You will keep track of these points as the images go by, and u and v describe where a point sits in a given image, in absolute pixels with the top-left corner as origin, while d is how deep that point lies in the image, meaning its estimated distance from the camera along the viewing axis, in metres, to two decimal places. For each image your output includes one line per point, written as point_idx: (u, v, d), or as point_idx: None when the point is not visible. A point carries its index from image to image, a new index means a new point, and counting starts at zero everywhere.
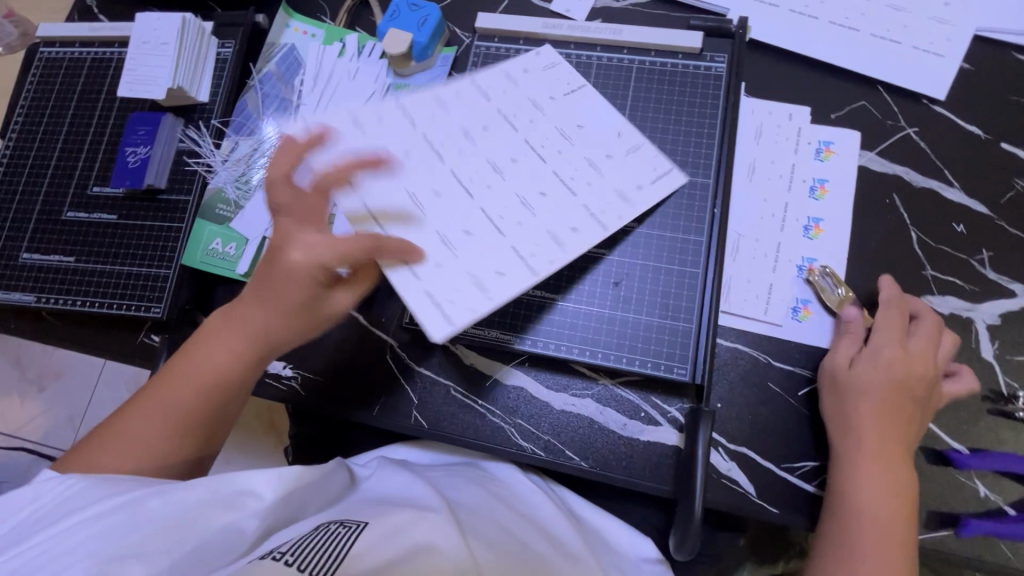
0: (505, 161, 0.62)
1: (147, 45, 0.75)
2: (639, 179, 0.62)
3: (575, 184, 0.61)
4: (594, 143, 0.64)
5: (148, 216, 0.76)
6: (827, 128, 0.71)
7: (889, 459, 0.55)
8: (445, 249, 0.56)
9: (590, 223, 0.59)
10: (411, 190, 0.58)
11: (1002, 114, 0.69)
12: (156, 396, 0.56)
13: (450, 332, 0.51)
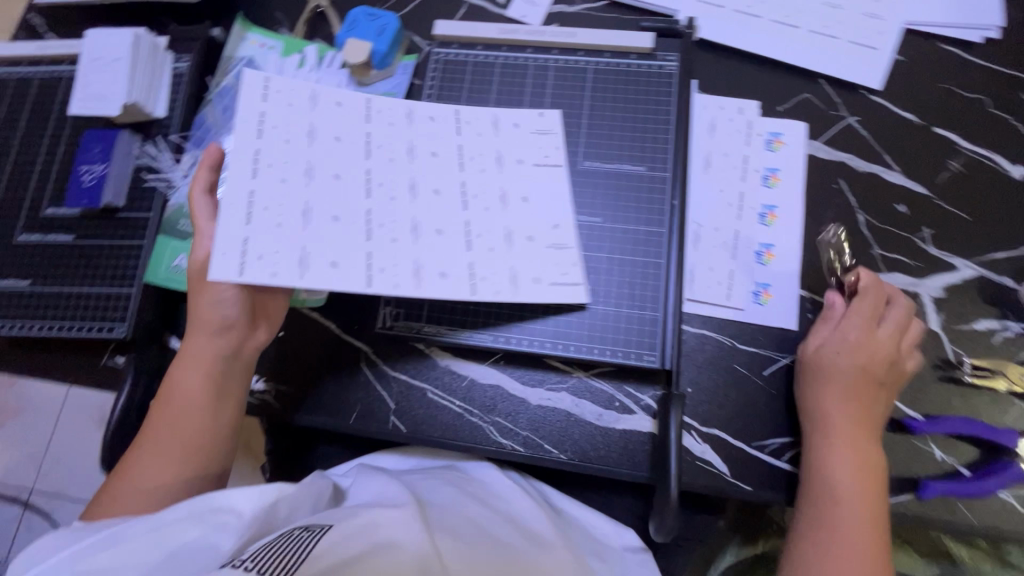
0: (427, 194, 0.63)
1: (100, 61, 0.73)
2: (546, 274, 0.63)
3: (474, 237, 0.62)
4: (524, 217, 0.65)
5: (107, 235, 0.74)
6: (776, 121, 0.74)
7: (851, 439, 0.58)
8: (304, 218, 0.58)
9: (459, 280, 0.60)
10: (315, 163, 0.60)
11: (933, 101, 0.74)
12: (157, 434, 0.59)
13: (233, 278, 0.54)
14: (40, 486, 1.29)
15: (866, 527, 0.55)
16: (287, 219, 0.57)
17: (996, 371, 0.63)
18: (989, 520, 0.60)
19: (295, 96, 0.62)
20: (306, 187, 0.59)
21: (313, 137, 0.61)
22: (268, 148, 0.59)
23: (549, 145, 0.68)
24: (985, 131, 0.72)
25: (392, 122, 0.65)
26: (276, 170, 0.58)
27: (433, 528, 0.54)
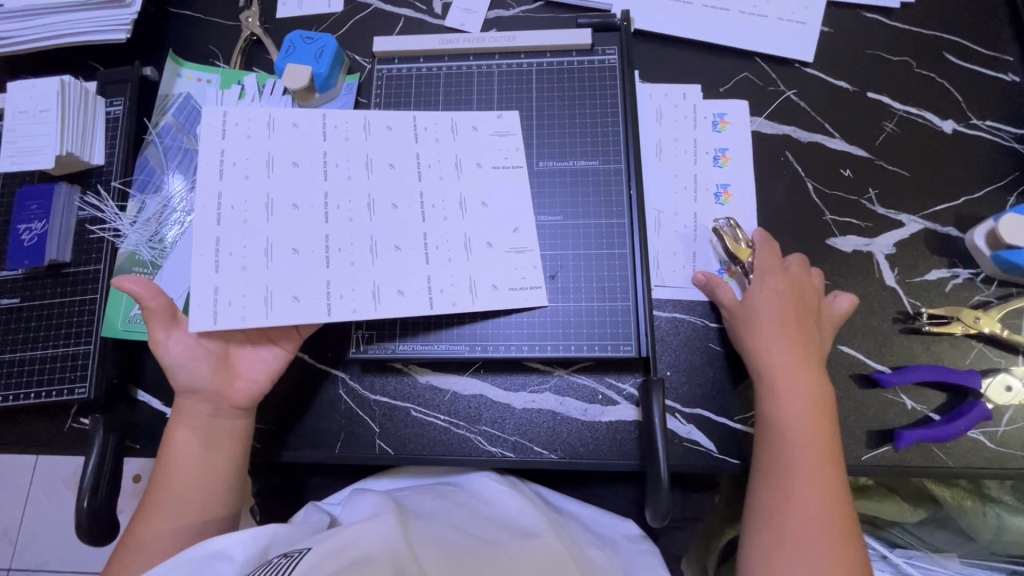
0: (385, 208, 0.64)
1: (25, 113, 0.69)
2: (505, 279, 0.65)
3: (431, 250, 0.64)
4: (480, 223, 0.66)
5: (55, 293, 0.71)
6: (718, 101, 0.76)
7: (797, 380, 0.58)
8: (266, 256, 0.59)
9: (418, 293, 0.62)
10: (274, 197, 0.61)
11: (863, 68, 0.77)
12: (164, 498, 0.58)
13: (206, 327, 0.56)
14: (17, 563, 1.25)
15: (823, 466, 0.54)
16: (249, 260, 0.59)
17: (952, 317, 0.66)
18: (963, 459, 0.63)
19: (252, 126, 0.63)
20: (267, 222, 0.60)
21: (270, 167, 0.62)
22: (229, 191, 0.60)
23: (507, 143, 0.70)
24: (914, 91, 0.76)
25: (348, 134, 0.65)
26: (237, 211, 0.60)
27: (416, 542, 0.54)
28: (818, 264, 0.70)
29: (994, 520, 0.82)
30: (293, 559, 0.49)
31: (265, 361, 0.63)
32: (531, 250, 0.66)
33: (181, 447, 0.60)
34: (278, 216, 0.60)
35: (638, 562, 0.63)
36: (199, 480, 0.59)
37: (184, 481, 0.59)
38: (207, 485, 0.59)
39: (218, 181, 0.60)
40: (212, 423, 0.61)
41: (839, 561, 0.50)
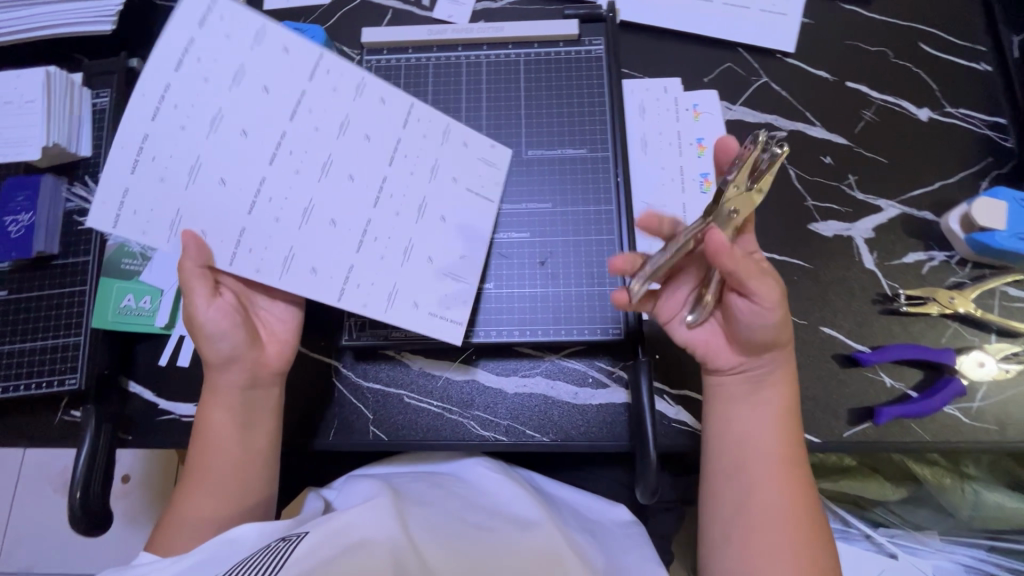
0: (339, 178, 0.60)
1: (11, 104, 0.68)
2: (432, 299, 0.63)
3: (368, 240, 0.61)
4: (426, 232, 0.63)
5: (44, 285, 0.70)
6: (699, 92, 0.78)
7: (779, 385, 0.58)
8: (191, 175, 0.56)
9: (331, 279, 0.60)
10: (225, 113, 0.56)
11: (842, 58, 0.79)
12: (200, 476, 0.59)
13: (108, 228, 0.54)
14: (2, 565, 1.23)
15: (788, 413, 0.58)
16: (175, 174, 0.55)
17: (928, 298, 0.68)
18: (940, 435, 0.65)
19: (236, 27, 0.56)
20: (205, 136, 0.56)
21: (237, 81, 0.56)
22: (177, 87, 0.55)
23: (491, 171, 0.67)
24: (891, 81, 0.78)
25: (338, 87, 0.60)
26: (178, 113, 0.55)
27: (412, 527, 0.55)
28: (801, 249, 0.72)
29: (972, 496, 0.85)
30: (292, 541, 0.50)
31: (285, 319, 0.64)
32: (467, 281, 0.65)
33: (215, 421, 0.60)
34: (221, 135, 0.56)
35: (626, 543, 0.65)
36: (235, 454, 0.60)
37: (214, 458, 0.59)
38: (245, 459, 0.60)
39: (170, 74, 0.55)
40: (246, 395, 0.61)
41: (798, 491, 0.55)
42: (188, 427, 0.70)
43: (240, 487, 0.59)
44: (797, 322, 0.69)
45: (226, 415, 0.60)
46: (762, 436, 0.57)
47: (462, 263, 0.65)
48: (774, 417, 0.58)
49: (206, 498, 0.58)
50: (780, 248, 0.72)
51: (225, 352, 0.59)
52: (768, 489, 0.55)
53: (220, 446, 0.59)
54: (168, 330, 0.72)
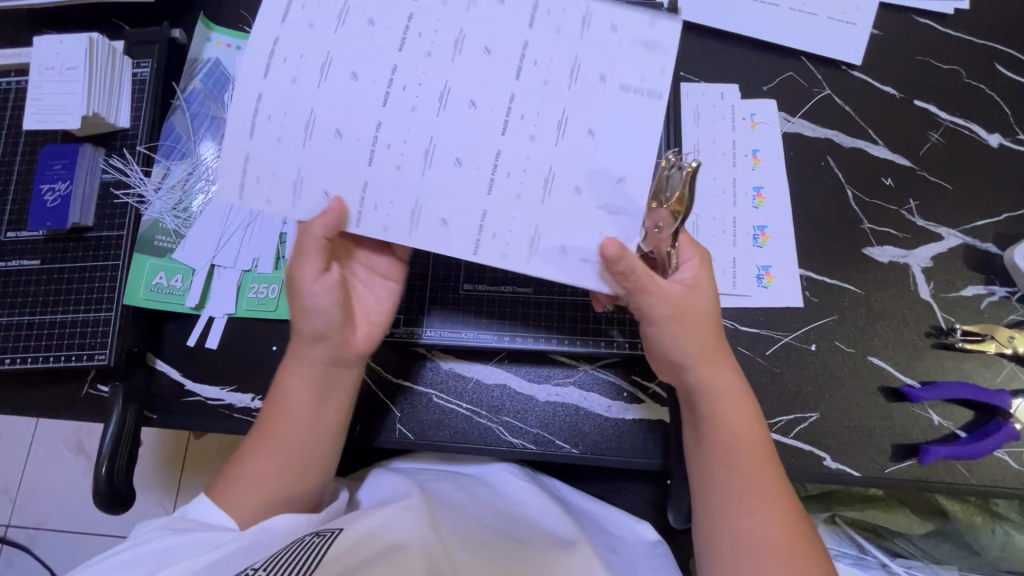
0: (459, 105, 0.49)
1: (52, 70, 0.68)
2: (585, 244, 0.49)
3: (501, 175, 0.49)
4: (572, 155, 0.48)
5: (77, 257, 0.69)
6: (757, 101, 0.74)
7: (725, 396, 0.55)
8: (305, 131, 0.49)
9: (465, 232, 0.50)
10: (335, 57, 0.49)
11: (912, 75, 0.74)
12: (267, 440, 0.58)
13: (229, 201, 0.51)
14: (16, 520, 1.25)
15: (754, 432, 0.55)
16: (289, 131, 0.49)
17: (987, 335, 0.65)
18: (985, 478, 0.63)
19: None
20: (317, 86, 0.49)
21: (343, 23, 0.49)
22: (289, 40, 0.49)
23: (649, 56, 0.47)
24: (962, 102, 0.74)
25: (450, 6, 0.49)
26: (288, 66, 0.49)
27: (443, 532, 0.54)
28: (854, 274, 0.69)
29: (1001, 537, 0.83)
30: (326, 538, 0.49)
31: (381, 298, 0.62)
32: (632, 214, 0.48)
33: (296, 391, 0.58)
34: (332, 85, 0.49)
35: (650, 563, 0.63)
36: (312, 429, 0.59)
37: (290, 435, 0.58)
38: (320, 436, 0.59)
39: (286, 26, 0.49)
40: (331, 373, 0.59)
41: (783, 517, 0.51)
42: (214, 411, 0.69)
43: (311, 462, 0.59)
44: (844, 349, 0.67)
45: (311, 391, 0.58)
46: (719, 464, 0.54)
47: (619, 190, 0.48)
48: (734, 432, 0.54)
49: (274, 467, 0.57)
50: (831, 271, 0.69)
51: (320, 327, 0.57)
52: (738, 508, 0.52)
53: (297, 422, 0.58)
54: (197, 310, 0.71)
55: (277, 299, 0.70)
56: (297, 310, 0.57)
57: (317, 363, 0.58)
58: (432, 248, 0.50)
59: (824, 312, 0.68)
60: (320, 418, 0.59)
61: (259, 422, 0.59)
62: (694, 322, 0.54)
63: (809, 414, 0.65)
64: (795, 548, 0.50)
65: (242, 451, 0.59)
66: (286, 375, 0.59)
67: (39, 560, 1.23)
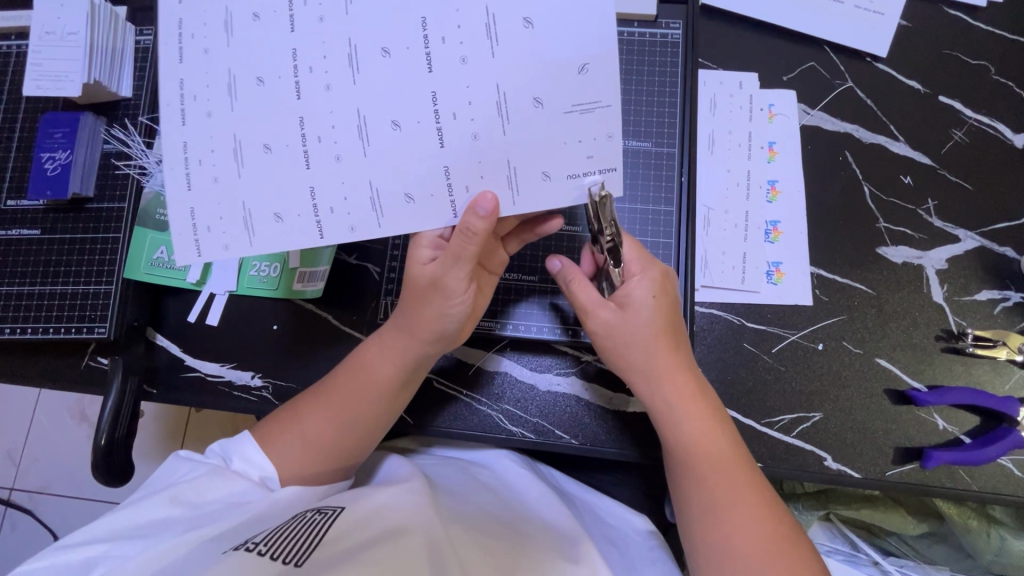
0: (373, 58, 0.46)
1: (53, 35, 0.65)
2: (566, 164, 0.48)
3: (448, 119, 0.47)
4: (516, 66, 0.46)
5: (78, 228, 0.69)
6: (776, 91, 0.72)
7: (680, 404, 0.56)
8: (235, 160, 0.47)
9: (434, 196, 0.48)
10: (237, 73, 0.46)
11: (939, 69, 0.72)
12: (334, 403, 0.58)
13: (193, 259, 0.48)
14: (19, 484, 1.26)
15: (715, 433, 0.55)
16: (222, 167, 0.47)
17: (998, 341, 0.64)
18: (985, 484, 0.62)
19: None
20: (231, 110, 0.46)
21: (231, 31, 0.46)
22: (192, 76, 0.46)
23: None
24: (990, 99, 0.71)
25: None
26: (200, 102, 0.46)
27: (443, 513, 0.54)
28: (865, 273, 0.68)
29: (996, 542, 0.80)
30: (327, 516, 0.49)
31: (486, 294, 0.61)
32: (607, 104, 0.47)
33: (382, 372, 0.58)
34: (242, 97, 0.46)
35: (646, 556, 0.62)
36: (387, 409, 0.59)
37: (367, 413, 0.58)
38: (390, 415, 0.60)
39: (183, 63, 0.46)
40: (420, 361, 0.58)
41: (759, 517, 0.51)
42: (213, 387, 0.69)
43: (377, 434, 0.60)
44: (851, 350, 0.66)
45: (400, 380, 0.58)
46: (695, 466, 0.54)
47: (585, 81, 0.46)
48: (692, 439, 0.55)
49: (346, 440, 0.58)
50: (843, 270, 0.68)
51: (444, 328, 0.56)
52: (716, 513, 0.52)
53: (378, 405, 0.58)
54: (199, 286, 0.70)
55: (278, 277, 0.69)
56: (425, 312, 0.55)
57: (417, 356, 0.58)
58: (405, 228, 0.49)
59: (833, 311, 0.67)
60: (397, 401, 0.60)
61: (329, 381, 0.59)
62: (629, 338, 0.56)
63: (812, 414, 0.64)
64: (773, 547, 0.50)
65: (308, 413, 0.58)
66: (375, 356, 0.58)
67: (42, 523, 1.25)
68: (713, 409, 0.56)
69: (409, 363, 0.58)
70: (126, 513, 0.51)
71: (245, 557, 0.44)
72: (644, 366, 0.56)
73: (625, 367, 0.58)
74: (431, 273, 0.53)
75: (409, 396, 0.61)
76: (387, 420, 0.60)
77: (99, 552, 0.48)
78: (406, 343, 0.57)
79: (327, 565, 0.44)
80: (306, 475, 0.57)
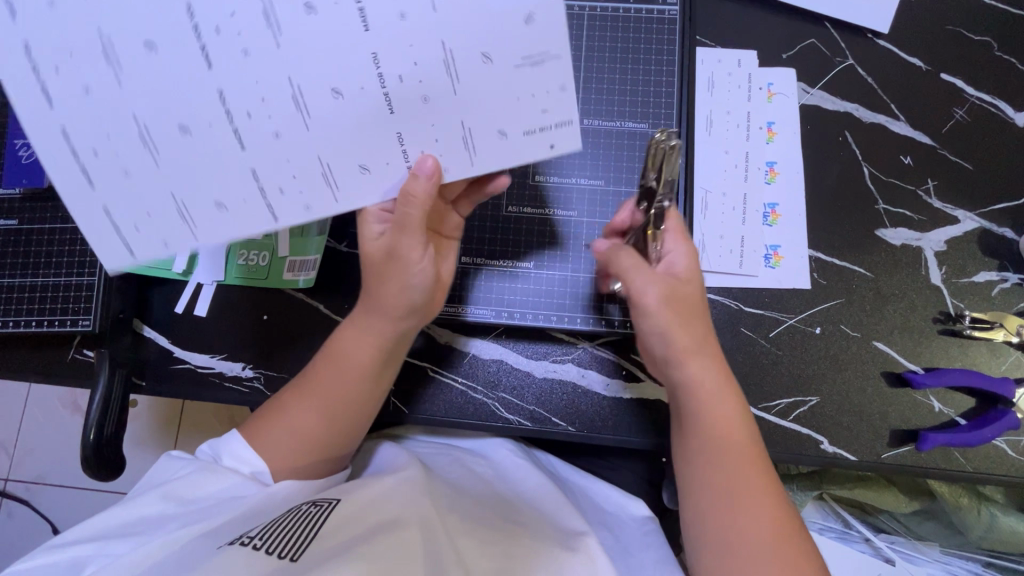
0: (294, 14, 0.42)
1: None
2: (518, 120, 0.46)
3: (394, 82, 0.44)
4: (461, 24, 0.42)
5: (58, 218, 0.66)
6: (776, 70, 0.70)
7: (704, 390, 0.54)
8: (148, 145, 0.45)
9: (386, 164, 0.48)
10: (110, 34, 0.41)
11: (941, 44, 0.70)
12: (309, 389, 0.56)
13: (133, 262, 0.49)
14: (14, 474, 1.25)
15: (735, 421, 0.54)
16: (133, 150, 0.45)
17: (995, 323, 0.64)
18: (979, 465, 0.63)
19: None
20: (120, 86, 0.43)
21: None
22: (40, 44, 0.41)
23: None
24: (993, 77, 0.69)
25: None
26: (68, 75, 0.42)
27: (441, 502, 0.54)
28: (864, 255, 0.67)
29: (987, 519, 0.80)
30: (324, 509, 0.49)
31: (447, 261, 0.58)
32: (557, 55, 0.44)
33: (354, 352, 0.56)
34: (127, 66, 0.42)
35: (641, 541, 0.62)
36: (365, 390, 0.57)
37: (342, 394, 0.56)
38: (369, 398, 0.57)
39: (55, 10, 0.41)
40: (393, 339, 0.56)
41: (764, 510, 0.52)
42: (205, 379, 0.68)
43: (357, 422, 0.58)
44: (848, 333, 0.65)
45: (374, 359, 0.56)
46: (710, 458, 0.54)
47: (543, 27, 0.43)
48: (713, 428, 0.54)
49: (324, 426, 0.56)
50: (842, 253, 0.67)
51: (414, 301, 0.53)
52: (717, 500, 0.53)
53: (360, 389, 0.56)
54: (185, 276, 0.68)
55: (268, 266, 0.68)
56: (382, 285, 0.54)
57: (382, 331, 0.55)
58: (363, 199, 0.49)
59: (831, 295, 0.66)
60: (374, 382, 0.57)
61: (307, 372, 0.58)
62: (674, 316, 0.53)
63: (809, 398, 0.64)
64: (778, 539, 0.50)
65: (291, 407, 0.56)
66: (342, 336, 0.57)
67: (39, 514, 1.25)
68: (734, 395, 0.55)
69: (383, 339, 0.56)
70: (118, 510, 0.51)
71: (238, 551, 0.43)
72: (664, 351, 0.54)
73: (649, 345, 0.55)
74: (389, 245, 0.52)
75: (388, 377, 0.58)
76: (366, 405, 0.57)
77: (89, 551, 0.48)
78: (369, 319, 0.55)
79: (323, 559, 0.44)
80: (287, 467, 0.55)
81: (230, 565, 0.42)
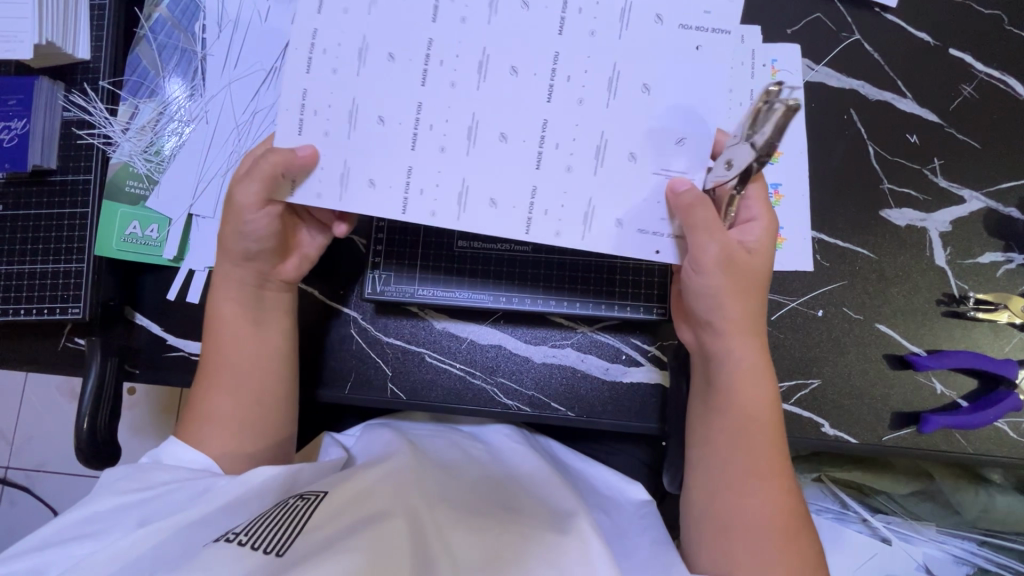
0: (501, 75, 0.50)
1: None
2: (641, 219, 0.51)
3: (549, 147, 0.50)
4: (626, 121, 0.49)
5: (43, 203, 0.65)
6: (780, 46, 0.68)
7: (745, 367, 0.53)
8: (348, 121, 0.50)
9: (514, 210, 0.51)
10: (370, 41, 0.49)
11: (951, 18, 0.68)
12: (211, 373, 0.58)
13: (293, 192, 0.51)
14: (15, 462, 1.25)
15: (768, 406, 0.53)
16: (334, 121, 0.50)
17: (999, 304, 0.64)
18: (978, 445, 0.63)
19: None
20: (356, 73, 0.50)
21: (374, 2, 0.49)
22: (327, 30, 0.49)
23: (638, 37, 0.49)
24: (1004, 50, 0.67)
25: (598, 12, 0.49)
26: (329, 56, 0.49)
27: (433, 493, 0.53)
28: (867, 237, 0.66)
29: (984, 499, 0.81)
30: (311, 502, 0.48)
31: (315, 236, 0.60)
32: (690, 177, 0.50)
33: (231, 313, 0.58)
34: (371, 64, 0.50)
35: (638, 525, 0.62)
36: (255, 352, 0.58)
37: (234, 362, 0.58)
38: (261, 361, 0.59)
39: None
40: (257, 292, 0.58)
41: (773, 499, 0.51)
42: (197, 366, 0.67)
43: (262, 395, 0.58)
44: (850, 316, 0.65)
45: (247, 312, 0.58)
46: (738, 438, 0.53)
47: (678, 151, 0.49)
48: (748, 406, 0.53)
49: (226, 400, 0.57)
50: (846, 234, 0.66)
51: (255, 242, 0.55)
52: (728, 477, 0.52)
53: (247, 352, 0.58)
54: (177, 262, 0.67)
55: None
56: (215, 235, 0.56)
57: (239, 286, 0.58)
58: (484, 229, 0.51)
59: (834, 276, 0.65)
60: (259, 345, 0.59)
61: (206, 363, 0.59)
62: (742, 281, 0.52)
63: (810, 381, 0.64)
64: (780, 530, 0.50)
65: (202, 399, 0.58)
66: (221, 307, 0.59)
67: (40, 500, 1.25)
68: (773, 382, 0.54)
69: (242, 291, 0.58)
70: (99, 508, 0.50)
71: (224, 547, 0.42)
72: (715, 317, 0.53)
73: (693, 309, 0.54)
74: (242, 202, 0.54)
75: (276, 343, 0.60)
76: (263, 373, 0.58)
77: (70, 553, 0.47)
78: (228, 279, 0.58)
79: (310, 554, 0.43)
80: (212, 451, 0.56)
81: (214, 560, 0.41)
